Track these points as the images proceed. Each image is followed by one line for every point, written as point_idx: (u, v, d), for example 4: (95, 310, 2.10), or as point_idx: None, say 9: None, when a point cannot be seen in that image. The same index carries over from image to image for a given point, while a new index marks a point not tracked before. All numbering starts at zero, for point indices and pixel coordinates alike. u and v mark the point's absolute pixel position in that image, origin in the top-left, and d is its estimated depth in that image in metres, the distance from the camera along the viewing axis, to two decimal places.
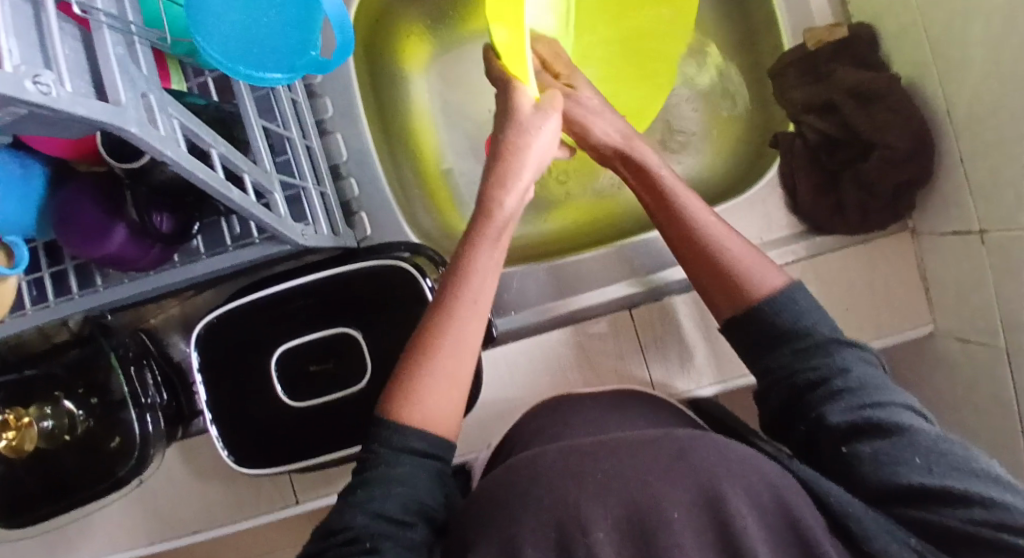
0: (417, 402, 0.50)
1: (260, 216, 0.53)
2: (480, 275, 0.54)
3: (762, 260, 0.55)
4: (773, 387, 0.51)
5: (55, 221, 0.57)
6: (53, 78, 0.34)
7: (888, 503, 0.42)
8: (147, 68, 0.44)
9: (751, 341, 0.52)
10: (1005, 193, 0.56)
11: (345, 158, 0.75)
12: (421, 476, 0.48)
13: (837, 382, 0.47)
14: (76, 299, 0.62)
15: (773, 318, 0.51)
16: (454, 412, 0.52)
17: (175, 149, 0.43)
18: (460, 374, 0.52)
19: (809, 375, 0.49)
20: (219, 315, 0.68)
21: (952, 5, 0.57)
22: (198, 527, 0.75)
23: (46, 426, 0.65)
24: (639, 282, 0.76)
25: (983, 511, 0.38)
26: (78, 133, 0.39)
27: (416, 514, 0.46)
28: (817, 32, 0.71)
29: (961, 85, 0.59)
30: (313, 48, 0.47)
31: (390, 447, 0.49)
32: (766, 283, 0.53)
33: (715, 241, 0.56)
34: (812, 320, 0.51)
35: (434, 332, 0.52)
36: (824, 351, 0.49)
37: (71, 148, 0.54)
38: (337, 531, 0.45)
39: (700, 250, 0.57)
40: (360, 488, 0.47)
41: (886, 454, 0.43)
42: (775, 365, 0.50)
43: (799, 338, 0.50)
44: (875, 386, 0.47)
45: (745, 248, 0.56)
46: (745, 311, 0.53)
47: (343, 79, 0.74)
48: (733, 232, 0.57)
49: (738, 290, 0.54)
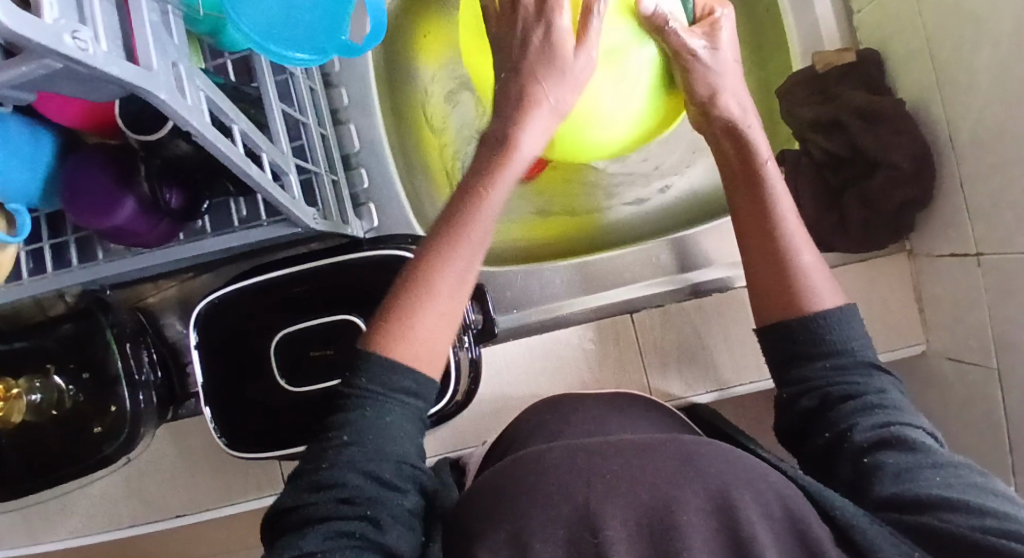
0: (415, 337, 0.48)
1: (276, 194, 0.53)
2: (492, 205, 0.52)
3: (824, 275, 0.53)
4: (799, 395, 0.51)
5: (62, 189, 0.57)
6: (91, 36, 0.34)
7: (895, 511, 0.41)
8: (179, 38, 0.44)
9: (781, 345, 0.52)
10: (1003, 218, 0.58)
11: (357, 148, 0.75)
12: (411, 434, 0.47)
13: (869, 397, 0.48)
14: (77, 270, 0.61)
15: (823, 331, 0.51)
16: (442, 350, 0.49)
17: (200, 119, 0.43)
18: (453, 311, 0.50)
19: (845, 389, 0.49)
20: (221, 296, 0.67)
21: (959, 34, 0.60)
22: (182, 512, 0.74)
23: (34, 398, 0.64)
24: (670, 282, 0.77)
25: (994, 521, 0.38)
26: (107, 94, 0.39)
27: (408, 479, 0.46)
28: (826, 56, 0.73)
29: (964, 111, 0.61)
30: (343, 32, 0.48)
31: (379, 385, 0.46)
32: (820, 298, 0.52)
33: (789, 242, 0.54)
34: (856, 341, 0.51)
35: (432, 265, 0.49)
36: (860, 369, 0.50)
37: (82, 119, 0.54)
38: (324, 488, 0.43)
39: (771, 245, 0.54)
40: (344, 440, 0.45)
41: (907, 468, 0.43)
42: (809, 374, 0.51)
43: (838, 352, 0.51)
44: (902, 410, 0.48)
45: (814, 262, 0.53)
46: (797, 321, 0.52)
47: (360, 69, 0.75)
48: (809, 239, 0.55)
49: (793, 301, 0.52)
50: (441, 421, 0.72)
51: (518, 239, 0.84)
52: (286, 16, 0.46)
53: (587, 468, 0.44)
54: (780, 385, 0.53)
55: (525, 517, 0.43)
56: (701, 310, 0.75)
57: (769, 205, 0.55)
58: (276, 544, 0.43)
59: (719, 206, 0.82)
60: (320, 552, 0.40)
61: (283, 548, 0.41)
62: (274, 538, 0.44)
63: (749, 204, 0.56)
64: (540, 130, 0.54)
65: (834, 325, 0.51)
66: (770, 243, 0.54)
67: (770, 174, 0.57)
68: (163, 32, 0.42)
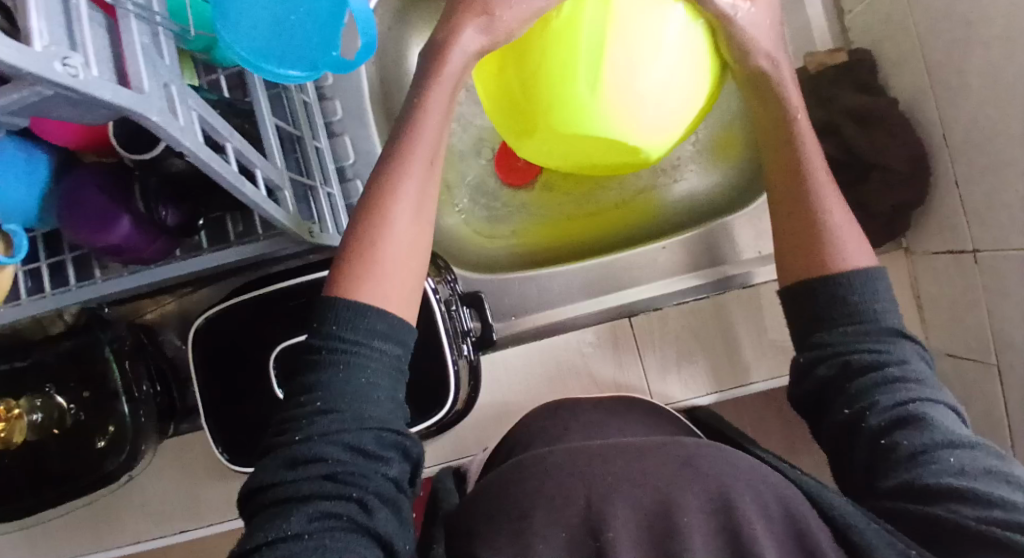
0: (376, 272, 0.48)
1: (270, 210, 0.53)
2: (433, 139, 0.54)
3: (858, 239, 0.53)
4: (818, 361, 0.50)
5: (59, 207, 0.56)
6: (82, 62, 0.34)
7: (902, 499, 0.41)
8: (170, 59, 0.44)
9: (808, 313, 0.52)
10: (999, 215, 0.58)
11: (352, 160, 0.75)
12: (388, 397, 0.45)
13: (892, 370, 0.47)
14: (75, 290, 0.61)
15: (846, 294, 0.50)
16: (409, 282, 0.50)
17: (193, 139, 0.43)
18: (412, 239, 0.51)
19: (867, 358, 0.48)
20: (217, 311, 0.68)
21: (950, 35, 0.60)
22: (185, 527, 0.74)
23: (35, 418, 0.64)
24: (706, 274, 0.77)
25: (1001, 513, 0.38)
26: (98, 117, 0.39)
27: (390, 446, 0.44)
28: (817, 57, 0.74)
29: (958, 110, 0.61)
30: (334, 47, 0.48)
31: (350, 331, 0.46)
32: (849, 260, 0.52)
33: (820, 202, 0.55)
34: (880, 306, 0.50)
35: (381, 200, 0.51)
36: (880, 338, 0.49)
37: (78, 136, 0.54)
38: (303, 462, 0.41)
39: (801, 205, 0.56)
40: (319, 408, 0.43)
41: (925, 449, 0.42)
42: (829, 339, 0.50)
43: (862, 320, 0.50)
44: (925, 382, 0.47)
45: (846, 220, 0.54)
46: (819, 279, 0.52)
47: (353, 82, 0.75)
48: (840, 199, 0.56)
49: (814, 265, 0.53)
50: (441, 429, 0.72)
51: (515, 244, 0.85)
52: (277, 35, 0.46)
53: (592, 471, 0.45)
54: (801, 349, 0.53)
55: (526, 521, 0.43)
56: (699, 313, 0.75)
57: (797, 163, 0.57)
58: (253, 523, 0.41)
59: (719, 209, 0.83)
60: (308, 535, 0.38)
61: (262, 528, 0.39)
62: (250, 514, 0.42)
63: (781, 161, 0.58)
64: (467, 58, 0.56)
65: (858, 287, 0.51)
66: (799, 200, 0.56)
67: (801, 128, 0.59)
68: (154, 54, 0.42)
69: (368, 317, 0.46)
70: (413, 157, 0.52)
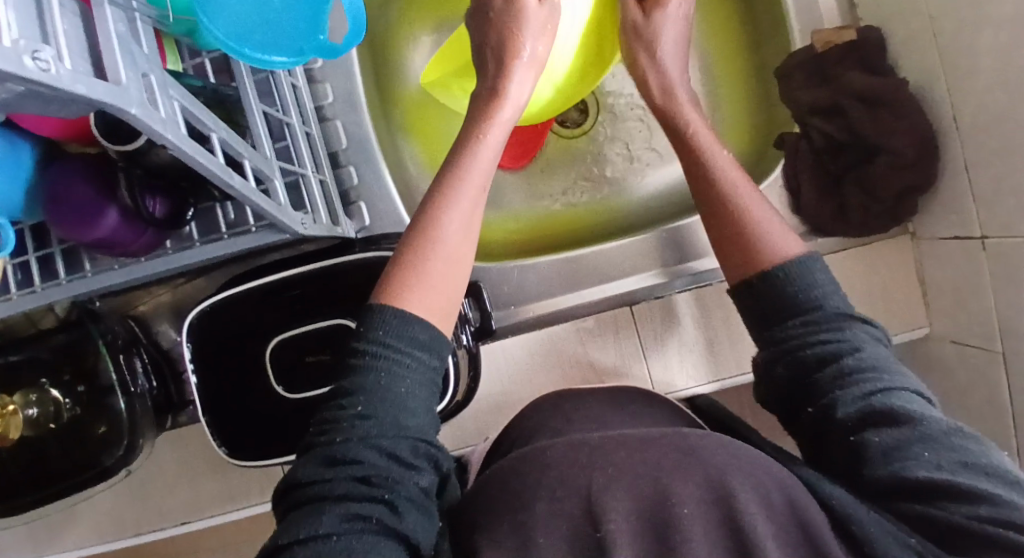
0: (421, 279, 0.49)
1: (260, 203, 0.51)
2: (485, 167, 0.55)
3: (782, 226, 0.53)
4: (774, 361, 0.49)
5: (44, 199, 0.55)
6: (53, 55, 0.32)
7: (890, 501, 0.40)
8: (149, 48, 0.42)
9: (758, 305, 0.51)
10: (1010, 200, 0.56)
11: (344, 146, 0.73)
12: (425, 408, 0.45)
13: (849, 361, 0.45)
14: (65, 284, 0.59)
15: (784, 284, 0.49)
16: (453, 296, 0.50)
17: (176, 132, 0.42)
18: (461, 250, 0.52)
19: (819, 349, 0.47)
20: (214, 302, 0.66)
21: (961, 12, 0.57)
22: (187, 518, 0.74)
23: (30, 413, 0.63)
24: (665, 273, 0.75)
25: (988, 509, 0.37)
26: (73, 111, 0.37)
27: (423, 456, 0.44)
28: (824, 35, 0.71)
29: (968, 91, 0.59)
30: (322, 31, 0.46)
31: (396, 337, 0.45)
32: (781, 247, 0.51)
33: (740, 202, 0.55)
34: (821, 292, 0.49)
35: (430, 214, 0.52)
36: (834, 327, 0.47)
37: (63, 128, 0.52)
38: (340, 463, 0.41)
39: (726, 209, 0.55)
40: (359, 413, 0.42)
41: (896, 445, 0.41)
42: (785, 334, 0.48)
43: (811, 308, 0.48)
44: (884, 369, 0.45)
45: (770, 216, 0.54)
46: (759, 273, 0.51)
47: (343, 65, 0.73)
48: (759, 195, 0.56)
49: (751, 252, 0.52)
50: (440, 422, 0.71)
51: (510, 229, 0.83)
52: (259, 20, 0.44)
53: (591, 462, 0.44)
54: (759, 343, 0.51)
55: (526, 509, 0.42)
56: (699, 300, 0.75)
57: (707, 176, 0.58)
58: (289, 519, 0.40)
59: None
60: (337, 535, 0.38)
61: (296, 526, 0.39)
62: (286, 509, 0.42)
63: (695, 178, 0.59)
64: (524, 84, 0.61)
65: (796, 279, 0.49)
66: (719, 204, 0.56)
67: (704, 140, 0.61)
68: (131, 42, 0.40)
69: (409, 324, 0.46)
70: (465, 180, 0.53)
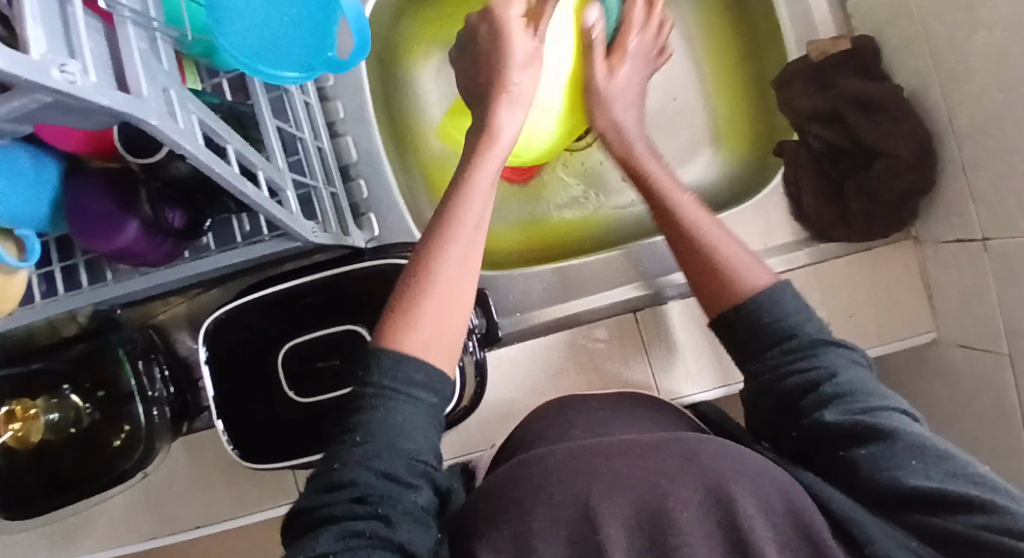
0: (416, 324, 0.50)
1: (273, 211, 0.53)
2: (480, 207, 0.56)
3: (750, 258, 0.56)
4: (760, 390, 0.51)
5: (68, 211, 0.57)
6: (79, 68, 0.35)
7: (889, 511, 0.40)
8: (168, 64, 0.45)
9: (742, 341, 0.53)
10: (1009, 200, 0.57)
11: (355, 159, 0.76)
12: (423, 432, 0.46)
13: (829, 385, 0.47)
14: (83, 293, 0.62)
15: (761, 320, 0.51)
16: (453, 337, 0.51)
17: (193, 142, 0.44)
18: (458, 289, 0.53)
19: (798, 377, 0.48)
20: (228, 311, 0.69)
21: (953, 16, 0.59)
22: (200, 524, 0.75)
23: (52, 418, 0.66)
24: (644, 286, 0.77)
25: (984, 517, 0.37)
26: (97, 121, 0.39)
27: (420, 475, 0.45)
28: (821, 44, 0.72)
29: (963, 93, 0.60)
30: (329, 47, 0.48)
31: (390, 377, 0.47)
32: (749, 279, 0.54)
33: (707, 243, 0.57)
34: (794, 320, 0.51)
35: (432, 253, 0.53)
36: (809, 351, 0.50)
37: (84, 143, 0.55)
38: (339, 487, 0.43)
39: (694, 252, 0.58)
40: (356, 440, 0.45)
41: (883, 456, 0.42)
42: (763, 365, 0.51)
43: (788, 338, 0.51)
44: (864, 391, 0.46)
45: (737, 248, 0.56)
46: (733, 308, 0.53)
47: (354, 81, 0.76)
48: (728, 234, 0.58)
49: (723, 289, 0.54)
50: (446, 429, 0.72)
51: (515, 242, 0.84)
52: (269, 36, 0.46)
53: (593, 469, 0.43)
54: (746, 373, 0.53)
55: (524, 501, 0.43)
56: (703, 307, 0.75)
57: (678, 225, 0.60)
58: (294, 545, 0.42)
59: (719, 203, 0.82)
60: (333, 552, 0.39)
61: (299, 549, 0.40)
62: (293, 537, 0.43)
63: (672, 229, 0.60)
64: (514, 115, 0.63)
65: (770, 308, 0.52)
66: (689, 249, 0.58)
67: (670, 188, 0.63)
68: (152, 59, 0.43)
69: (408, 364, 0.48)
70: (461, 222, 0.55)
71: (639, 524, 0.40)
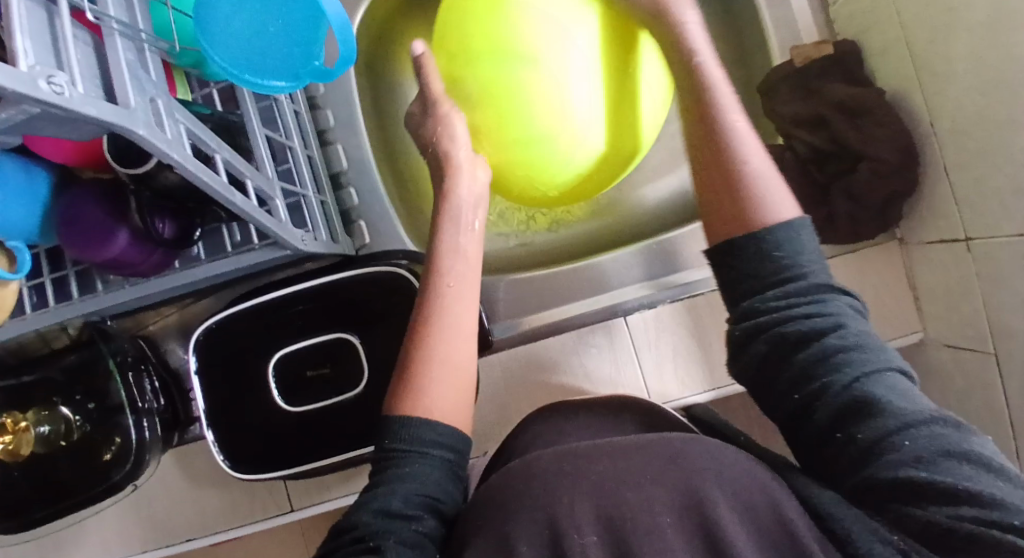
0: (423, 392, 0.52)
1: (261, 220, 0.53)
2: (468, 277, 0.59)
3: (776, 181, 0.50)
4: (755, 336, 0.46)
5: (58, 224, 0.58)
6: (66, 79, 0.35)
7: (875, 495, 0.39)
8: (156, 74, 0.45)
9: (733, 276, 0.48)
10: (990, 203, 0.58)
11: (345, 167, 0.76)
12: (426, 473, 0.48)
13: (830, 339, 0.43)
14: (78, 303, 0.63)
15: (772, 250, 0.46)
16: (461, 401, 0.54)
17: (181, 152, 0.44)
18: (458, 357, 0.55)
19: (801, 328, 0.44)
20: (221, 319, 0.68)
21: (933, 22, 0.60)
22: (192, 535, 0.75)
23: (42, 430, 0.65)
24: (600, 301, 0.78)
25: (972, 509, 0.36)
26: (84, 131, 0.40)
27: (421, 506, 0.47)
28: (804, 50, 0.73)
29: (945, 97, 0.61)
30: (316, 57, 0.48)
31: (399, 440, 0.50)
32: (774, 208, 0.48)
33: (737, 153, 0.51)
34: (806, 264, 0.46)
35: (426, 325, 0.56)
36: (815, 298, 0.45)
37: (75, 154, 0.55)
38: (345, 532, 0.46)
39: (721, 163, 0.51)
40: (367, 491, 0.48)
41: (879, 435, 0.39)
42: (762, 310, 0.45)
43: (794, 279, 0.46)
44: (870, 352, 0.43)
45: (764, 167, 0.50)
46: (745, 236, 0.47)
47: (344, 90, 0.77)
48: (757, 144, 0.52)
49: (743, 213, 0.48)
50: None
51: (507, 249, 0.85)
52: (257, 46, 0.47)
53: (577, 471, 0.43)
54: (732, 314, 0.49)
55: (513, 512, 0.42)
56: (691, 310, 0.76)
57: (713, 135, 0.52)
58: None
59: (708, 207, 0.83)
60: None
61: None
62: None
63: (700, 142, 0.53)
64: (468, 174, 0.63)
65: (779, 244, 0.46)
66: (716, 154, 0.52)
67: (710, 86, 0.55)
68: (140, 69, 0.43)
69: (428, 426, 0.51)
70: (449, 302, 0.57)
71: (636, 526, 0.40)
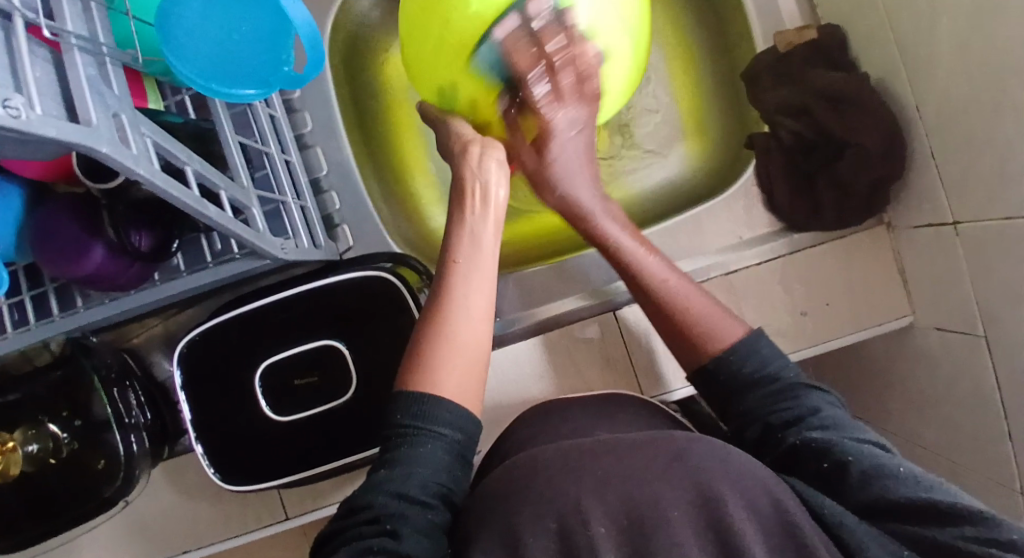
0: (433, 373, 0.51)
1: (238, 230, 0.52)
2: (488, 253, 0.56)
3: (723, 314, 0.55)
4: (743, 428, 0.52)
5: (32, 242, 0.57)
6: (23, 102, 0.33)
7: (877, 517, 0.41)
8: (119, 88, 0.43)
9: (712, 386, 0.54)
10: (976, 186, 0.57)
11: (325, 171, 0.76)
12: (444, 457, 0.49)
13: (811, 421, 0.48)
14: (58, 321, 0.61)
15: (738, 366, 0.52)
16: (472, 388, 0.52)
17: (148, 167, 0.43)
18: (472, 350, 0.53)
19: (782, 415, 0.49)
20: (201, 332, 0.68)
21: (915, 4, 0.59)
22: (187, 547, 0.75)
23: (30, 449, 0.65)
24: (592, 296, 0.78)
25: (972, 528, 0.38)
26: (47, 150, 0.38)
27: (435, 495, 0.47)
28: (787, 35, 0.73)
29: (929, 80, 0.60)
30: (286, 61, 0.47)
31: (414, 418, 0.50)
32: (722, 334, 0.54)
33: (676, 302, 0.56)
34: (775, 366, 0.53)
35: (440, 308, 0.54)
36: (792, 393, 0.51)
37: (48, 169, 0.54)
38: (358, 510, 0.46)
39: (666, 315, 0.56)
40: (385, 468, 0.48)
41: (873, 473, 0.43)
42: (747, 406, 0.51)
43: (769, 380, 0.52)
44: (846, 426, 0.48)
45: (709, 307, 0.55)
46: (702, 367, 0.54)
47: (320, 92, 0.76)
48: (695, 288, 0.57)
49: (697, 343, 0.54)
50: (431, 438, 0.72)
51: None
52: (222, 55, 0.45)
53: (574, 470, 0.43)
54: (726, 418, 0.54)
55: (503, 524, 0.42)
56: None
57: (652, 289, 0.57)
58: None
59: (693, 196, 0.83)
60: None
61: None
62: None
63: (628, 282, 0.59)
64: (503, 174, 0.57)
65: (745, 358, 0.53)
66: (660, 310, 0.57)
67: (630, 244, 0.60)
68: (101, 84, 0.41)
69: (437, 408, 0.50)
70: (463, 288, 0.54)
71: (634, 533, 0.39)
